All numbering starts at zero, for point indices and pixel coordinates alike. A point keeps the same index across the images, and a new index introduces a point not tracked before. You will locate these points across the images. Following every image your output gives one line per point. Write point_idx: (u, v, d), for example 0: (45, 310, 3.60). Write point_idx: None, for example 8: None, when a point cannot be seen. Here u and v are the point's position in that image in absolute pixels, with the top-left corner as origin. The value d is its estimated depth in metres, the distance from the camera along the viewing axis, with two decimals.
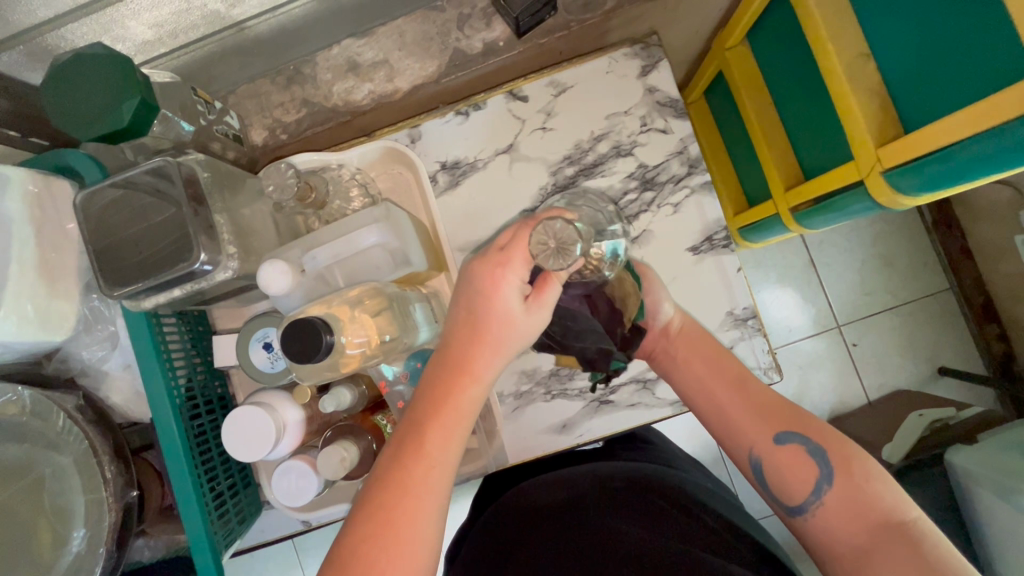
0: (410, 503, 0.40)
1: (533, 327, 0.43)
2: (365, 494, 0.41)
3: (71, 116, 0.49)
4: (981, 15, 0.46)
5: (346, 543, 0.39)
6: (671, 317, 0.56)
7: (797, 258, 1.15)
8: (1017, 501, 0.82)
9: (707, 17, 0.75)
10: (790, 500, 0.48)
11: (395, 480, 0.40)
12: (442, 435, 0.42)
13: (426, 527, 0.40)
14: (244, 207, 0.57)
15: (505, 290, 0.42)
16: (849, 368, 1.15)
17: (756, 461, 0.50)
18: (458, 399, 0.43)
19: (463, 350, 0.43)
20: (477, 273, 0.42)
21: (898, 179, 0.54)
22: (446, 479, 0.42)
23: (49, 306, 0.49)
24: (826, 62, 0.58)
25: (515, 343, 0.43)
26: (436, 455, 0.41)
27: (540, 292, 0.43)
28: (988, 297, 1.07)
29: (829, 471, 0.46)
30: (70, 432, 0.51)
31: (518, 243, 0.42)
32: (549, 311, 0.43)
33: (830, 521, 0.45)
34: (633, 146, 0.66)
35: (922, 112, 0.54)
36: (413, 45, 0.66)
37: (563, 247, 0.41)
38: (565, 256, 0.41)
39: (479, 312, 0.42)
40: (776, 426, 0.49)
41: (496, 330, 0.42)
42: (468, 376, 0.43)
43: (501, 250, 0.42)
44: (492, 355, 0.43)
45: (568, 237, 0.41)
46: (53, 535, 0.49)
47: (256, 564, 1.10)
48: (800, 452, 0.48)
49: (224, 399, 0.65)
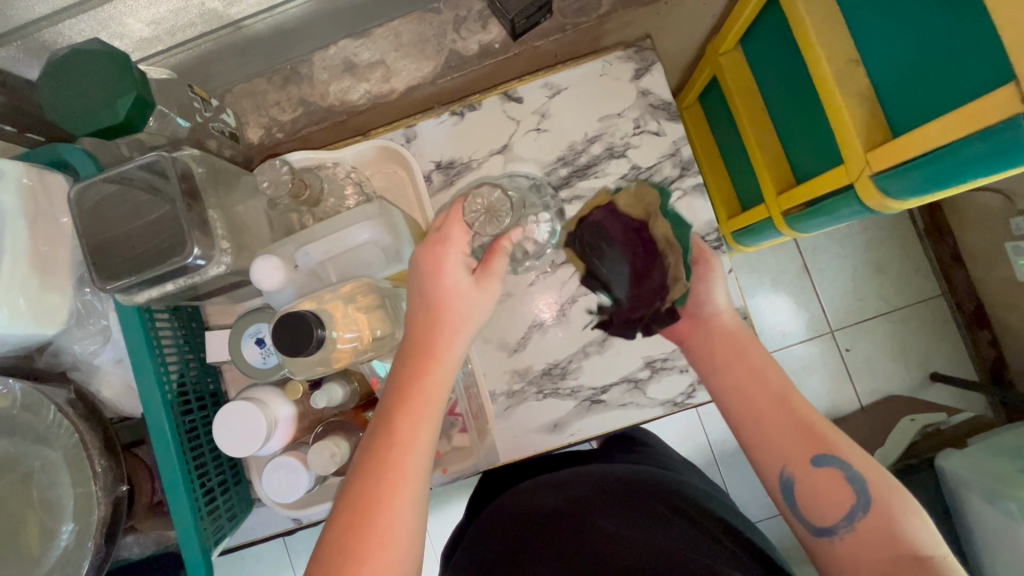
0: (388, 491, 0.40)
1: (483, 299, 0.45)
2: (346, 487, 0.42)
3: (66, 110, 0.50)
4: (967, 22, 0.47)
5: (331, 539, 0.40)
6: (722, 308, 0.57)
7: (790, 263, 1.16)
8: (1004, 504, 0.82)
9: (700, 23, 0.76)
10: (821, 521, 0.48)
11: (375, 472, 0.41)
12: (413, 422, 0.42)
13: (410, 514, 0.40)
14: (238, 204, 0.57)
15: (450, 267, 0.44)
16: (842, 372, 1.15)
17: (788, 479, 0.50)
18: (424, 383, 0.44)
19: (424, 336, 0.44)
20: (421, 256, 0.45)
21: (887, 183, 0.55)
22: (423, 466, 0.42)
23: (41, 299, 0.49)
24: (816, 68, 0.59)
25: (475, 318, 0.45)
26: (409, 442, 0.42)
27: (487, 264, 0.45)
28: (979, 302, 1.08)
29: (867, 499, 0.46)
30: (60, 424, 0.51)
31: (452, 221, 0.45)
32: (498, 282, 0.46)
33: (857, 548, 0.45)
34: (626, 148, 0.67)
35: (910, 117, 0.55)
36: (410, 46, 0.67)
37: (493, 211, 0.46)
38: (496, 220, 0.46)
39: (432, 298, 0.44)
40: (814, 447, 0.49)
41: (452, 307, 0.44)
42: (432, 360, 0.44)
43: (437, 231, 0.45)
44: (453, 334, 0.44)
45: (498, 205, 0.47)
46: (41, 528, 0.49)
47: (247, 565, 1.10)
48: (839, 477, 0.47)
49: (216, 395, 0.65)
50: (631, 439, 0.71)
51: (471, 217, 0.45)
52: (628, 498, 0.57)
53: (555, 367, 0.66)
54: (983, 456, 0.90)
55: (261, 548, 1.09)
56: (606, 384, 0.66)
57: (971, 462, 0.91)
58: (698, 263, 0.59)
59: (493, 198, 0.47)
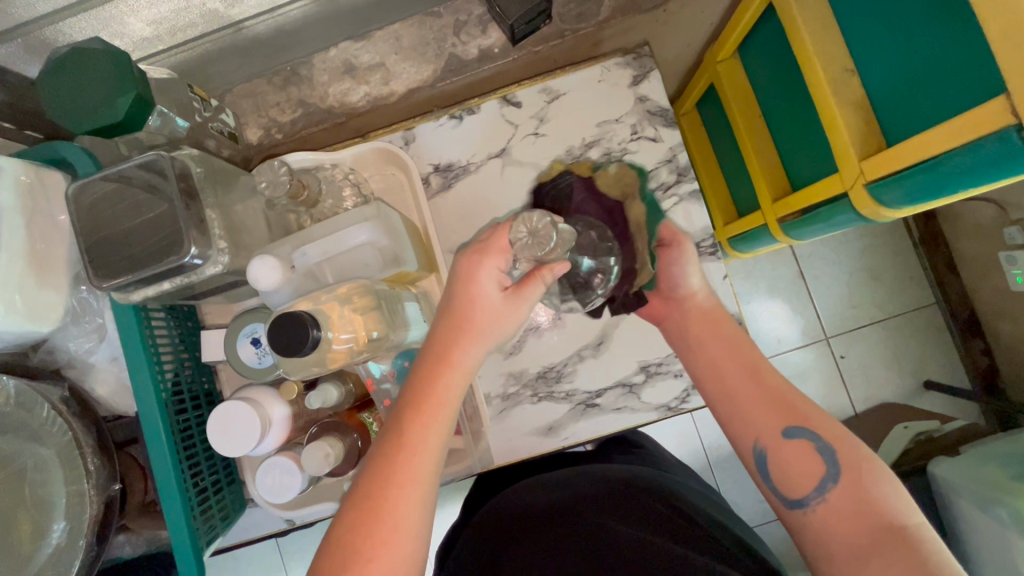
0: (397, 492, 0.40)
1: (507, 315, 0.45)
2: (355, 486, 0.42)
3: (66, 109, 0.50)
4: (959, 36, 0.48)
5: (335, 539, 0.40)
6: (695, 290, 0.58)
7: (786, 270, 1.16)
8: (995, 512, 0.83)
9: (698, 30, 0.77)
10: (792, 493, 0.48)
11: (383, 473, 0.41)
12: (423, 425, 0.43)
13: (413, 516, 0.40)
14: (236, 203, 0.57)
15: (483, 277, 0.44)
16: (837, 379, 1.16)
17: (761, 452, 0.51)
18: (435, 386, 0.44)
19: (440, 342, 0.44)
20: (458, 262, 0.45)
21: (881, 192, 0.55)
22: (430, 469, 0.42)
23: (38, 296, 0.49)
24: (813, 78, 0.59)
25: (497, 333, 0.45)
26: (418, 444, 0.42)
27: (520, 287, 0.45)
28: (972, 312, 1.08)
29: (837, 469, 0.46)
30: (53, 423, 0.51)
31: (498, 236, 0.44)
32: (528, 306, 0.46)
33: (829, 517, 0.45)
34: (623, 153, 0.67)
35: (903, 127, 0.55)
36: (409, 49, 0.67)
37: (537, 240, 0.42)
38: (537, 248, 0.42)
39: (455, 306, 0.45)
40: (785, 419, 0.50)
41: (473, 312, 0.44)
42: (446, 365, 0.44)
43: (481, 242, 0.45)
44: (471, 341, 0.44)
45: (543, 231, 0.42)
46: (33, 526, 0.49)
47: (239, 566, 1.10)
48: (810, 447, 0.48)
49: (211, 394, 0.65)
50: (628, 441, 0.71)
51: (515, 239, 0.43)
52: (625, 496, 0.57)
53: (551, 369, 0.66)
54: (975, 463, 0.91)
55: (254, 549, 1.09)
56: (601, 387, 0.66)
57: (964, 469, 0.91)
58: (669, 245, 0.58)
59: (539, 223, 0.43)
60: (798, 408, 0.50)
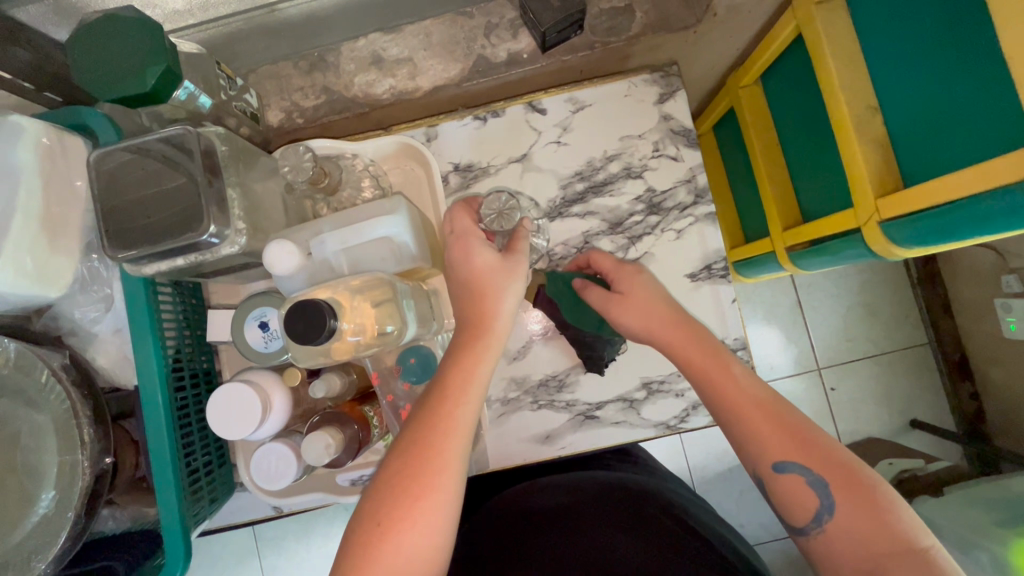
0: (441, 440, 0.43)
1: (511, 274, 0.49)
2: (398, 440, 0.44)
3: (93, 74, 0.49)
4: (989, 85, 0.48)
5: (382, 480, 0.42)
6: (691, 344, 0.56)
7: (786, 298, 1.17)
8: (976, 555, 0.83)
9: (725, 54, 0.78)
10: (794, 522, 0.46)
11: (427, 424, 0.43)
12: (465, 379, 0.45)
13: (454, 459, 0.43)
14: (256, 183, 0.57)
15: (477, 250, 0.49)
16: (826, 411, 1.17)
17: (759, 479, 0.48)
18: (477, 345, 0.47)
19: (474, 306, 0.48)
20: (451, 247, 0.50)
21: (894, 230, 0.56)
22: (470, 419, 0.45)
23: (49, 261, 0.49)
24: (837, 113, 0.60)
25: (515, 289, 0.49)
26: (460, 398, 0.45)
27: (513, 245, 0.50)
28: (964, 354, 1.10)
29: (830, 501, 0.44)
30: (52, 389, 0.50)
31: (462, 220, 0.50)
32: (525, 258, 0.50)
33: (830, 547, 0.43)
34: (644, 170, 0.68)
35: (922, 170, 0.56)
36: (438, 46, 0.67)
37: (504, 211, 0.50)
38: (505, 219, 0.50)
39: (474, 279, 0.48)
40: (775, 451, 0.46)
41: (494, 278, 0.48)
42: (485, 330, 0.47)
43: (452, 233, 0.50)
44: (501, 301, 0.48)
45: (509, 206, 0.50)
46: (22, 493, 0.49)
47: (213, 549, 1.09)
48: (800, 481, 0.45)
49: (209, 373, 0.64)
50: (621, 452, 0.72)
51: (484, 217, 0.50)
52: (621, 502, 0.57)
53: (552, 378, 0.66)
54: (960, 505, 0.91)
55: (229, 532, 1.09)
56: (601, 400, 0.66)
57: (947, 510, 0.92)
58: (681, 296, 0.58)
59: (504, 203, 0.50)
60: (793, 427, 0.47)
